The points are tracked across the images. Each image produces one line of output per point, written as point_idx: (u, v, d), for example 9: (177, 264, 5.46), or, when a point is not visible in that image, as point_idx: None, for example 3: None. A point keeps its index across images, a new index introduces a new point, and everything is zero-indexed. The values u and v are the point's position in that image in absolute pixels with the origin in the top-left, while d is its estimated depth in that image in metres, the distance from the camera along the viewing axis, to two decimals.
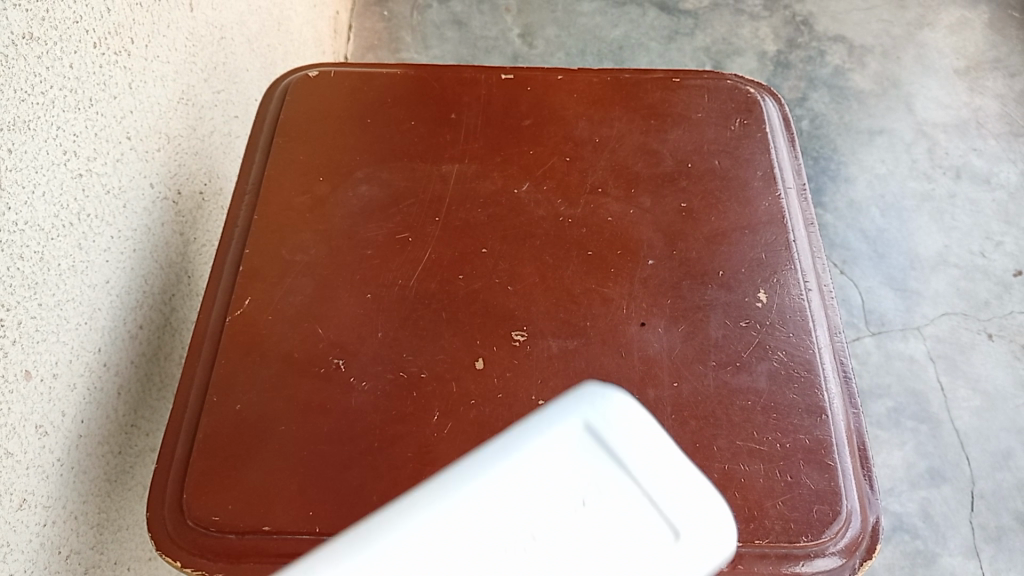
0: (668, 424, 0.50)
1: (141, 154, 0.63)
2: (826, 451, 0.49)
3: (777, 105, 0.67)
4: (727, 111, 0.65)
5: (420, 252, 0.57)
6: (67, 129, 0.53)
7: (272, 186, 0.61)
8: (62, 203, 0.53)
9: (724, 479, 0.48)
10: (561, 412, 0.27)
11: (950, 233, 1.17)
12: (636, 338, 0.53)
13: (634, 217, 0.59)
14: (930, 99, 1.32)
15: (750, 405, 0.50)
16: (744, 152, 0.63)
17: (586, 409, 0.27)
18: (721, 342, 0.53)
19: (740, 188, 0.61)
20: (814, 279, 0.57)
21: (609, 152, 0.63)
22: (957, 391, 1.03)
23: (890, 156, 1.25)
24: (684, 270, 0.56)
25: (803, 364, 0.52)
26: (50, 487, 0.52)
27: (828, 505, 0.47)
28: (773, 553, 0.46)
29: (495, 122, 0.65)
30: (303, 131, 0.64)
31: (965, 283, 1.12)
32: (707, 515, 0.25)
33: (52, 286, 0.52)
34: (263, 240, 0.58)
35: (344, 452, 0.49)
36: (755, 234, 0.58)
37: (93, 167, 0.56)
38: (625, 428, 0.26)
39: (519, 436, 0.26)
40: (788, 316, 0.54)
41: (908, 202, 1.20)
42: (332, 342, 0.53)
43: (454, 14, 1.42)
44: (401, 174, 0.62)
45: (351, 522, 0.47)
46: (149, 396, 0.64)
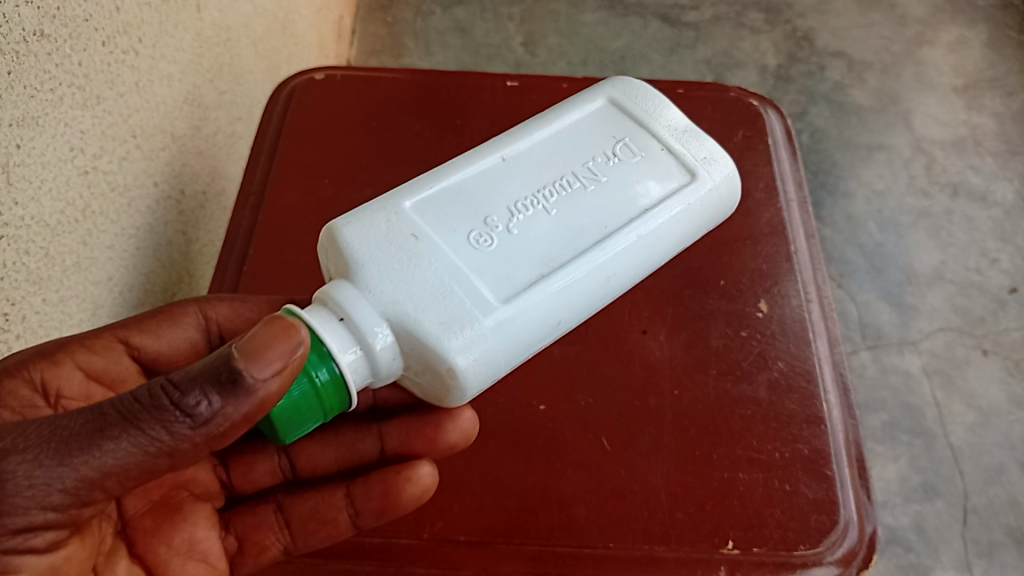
0: (668, 431, 0.50)
1: (146, 153, 0.63)
2: (825, 461, 0.49)
3: (780, 118, 0.68)
4: (730, 122, 0.66)
5: None
6: (75, 126, 0.53)
7: (277, 187, 0.61)
8: (68, 200, 0.53)
9: (723, 487, 0.48)
10: (596, 99, 0.50)
11: (947, 249, 1.18)
12: (638, 345, 0.54)
13: None
14: (929, 115, 1.33)
15: (750, 414, 0.51)
16: (746, 163, 0.63)
17: (611, 92, 0.50)
18: (721, 351, 0.53)
19: (742, 199, 0.61)
20: (814, 291, 0.57)
21: None
22: (951, 406, 1.03)
23: (888, 171, 1.26)
24: (686, 279, 0.57)
25: (803, 375, 0.52)
26: None
27: (826, 514, 0.47)
28: (771, 562, 0.46)
29: (500, 129, 0.65)
30: (308, 134, 0.65)
31: (961, 299, 1.13)
32: (703, 136, 0.48)
33: (56, 282, 0.52)
34: (268, 241, 0.58)
35: None
36: (757, 245, 0.59)
37: (99, 165, 0.56)
38: (635, 98, 0.49)
39: (564, 121, 0.48)
40: (789, 326, 0.55)
41: (905, 217, 1.21)
42: None
43: (457, 21, 1.42)
44: (406, 178, 0.62)
45: None
46: None
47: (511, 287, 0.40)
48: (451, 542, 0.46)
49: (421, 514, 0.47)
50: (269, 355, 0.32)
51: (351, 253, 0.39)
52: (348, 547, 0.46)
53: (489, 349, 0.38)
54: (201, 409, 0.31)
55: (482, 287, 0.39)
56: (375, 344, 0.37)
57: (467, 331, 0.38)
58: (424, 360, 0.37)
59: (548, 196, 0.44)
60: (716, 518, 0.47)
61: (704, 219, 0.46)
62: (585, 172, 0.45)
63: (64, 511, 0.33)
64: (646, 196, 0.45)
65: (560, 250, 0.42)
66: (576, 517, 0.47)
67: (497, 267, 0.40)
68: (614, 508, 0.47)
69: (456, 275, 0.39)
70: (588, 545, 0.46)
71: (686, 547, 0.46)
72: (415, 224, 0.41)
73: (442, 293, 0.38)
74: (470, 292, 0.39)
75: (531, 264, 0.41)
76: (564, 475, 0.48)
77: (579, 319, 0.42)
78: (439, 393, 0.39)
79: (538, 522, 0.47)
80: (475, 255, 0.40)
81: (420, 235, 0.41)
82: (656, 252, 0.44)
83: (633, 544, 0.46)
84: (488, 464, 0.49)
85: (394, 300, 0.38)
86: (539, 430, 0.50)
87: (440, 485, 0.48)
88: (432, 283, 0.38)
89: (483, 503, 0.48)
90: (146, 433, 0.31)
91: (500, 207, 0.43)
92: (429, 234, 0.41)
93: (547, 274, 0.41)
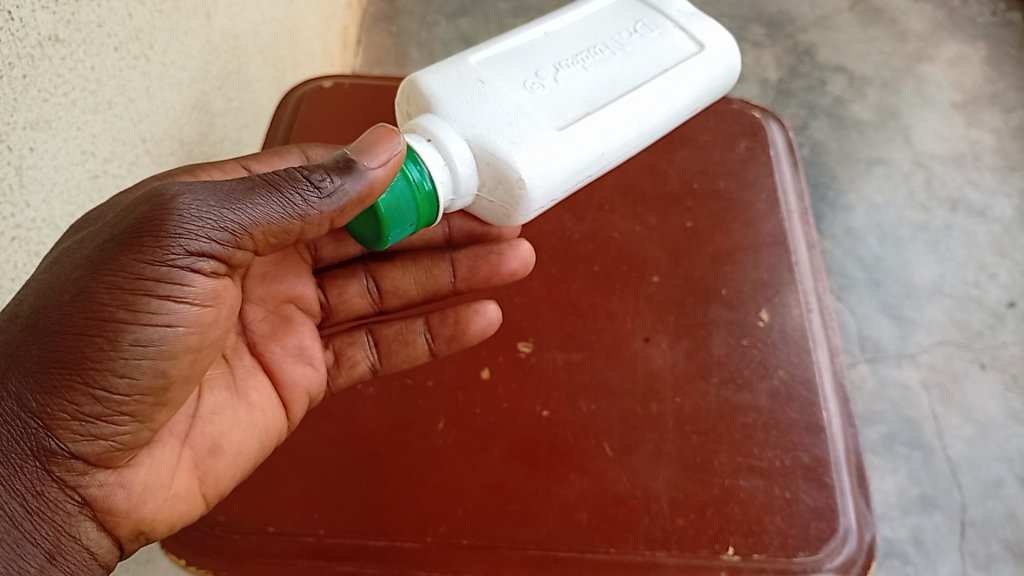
0: (670, 438, 0.51)
1: (154, 158, 0.64)
2: (824, 469, 0.50)
3: (783, 130, 0.69)
4: (733, 134, 0.67)
5: None
6: (87, 130, 0.54)
7: None
8: (78, 202, 0.53)
9: (724, 493, 0.48)
10: None
11: (946, 263, 1.18)
12: (641, 353, 0.54)
13: (641, 235, 0.60)
14: (929, 131, 1.34)
15: (751, 421, 0.51)
16: (749, 175, 0.64)
17: None
18: (723, 359, 0.54)
19: (744, 210, 0.62)
20: (815, 300, 0.58)
21: (617, 170, 0.64)
22: (949, 419, 1.04)
23: (888, 186, 1.27)
24: (689, 288, 0.57)
25: (803, 384, 0.53)
26: None
27: (825, 522, 0.48)
28: (771, 568, 0.46)
29: None
30: (316, 140, 0.65)
31: (959, 312, 1.13)
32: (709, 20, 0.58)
33: None
34: None
35: (352, 455, 0.50)
36: (759, 255, 0.59)
37: (108, 169, 0.57)
38: None
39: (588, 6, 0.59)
40: (789, 335, 0.55)
41: (904, 231, 1.22)
42: (341, 347, 0.54)
43: (461, 32, 1.44)
44: None
45: (355, 526, 0.47)
46: None
47: (558, 118, 0.50)
48: (454, 545, 0.47)
49: (424, 517, 0.48)
50: (377, 148, 0.40)
51: (432, 93, 0.50)
52: (351, 550, 0.47)
53: (541, 156, 0.48)
54: (325, 184, 0.39)
55: (540, 114, 0.50)
56: (463, 160, 0.47)
57: (527, 140, 0.48)
58: (494, 164, 0.47)
59: (585, 59, 0.55)
60: (717, 525, 0.47)
61: (709, 82, 0.57)
62: (613, 43, 0.56)
63: (221, 250, 0.38)
64: (667, 59, 0.55)
65: (599, 94, 0.52)
66: (578, 522, 0.48)
67: (552, 101, 0.51)
68: (616, 513, 0.48)
69: (523, 104, 0.50)
70: (589, 550, 0.47)
71: (687, 553, 0.47)
72: (488, 73, 0.52)
73: (511, 115, 0.49)
74: (530, 117, 0.49)
75: (576, 100, 0.51)
76: (567, 480, 0.49)
77: (616, 149, 0.52)
78: (506, 204, 0.49)
79: (541, 526, 0.47)
80: (534, 93, 0.51)
81: (491, 80, 0.52)
82: (680, 102, 0.55)
83: (634, 550, 0.47)
84: (491, 468, 0.49)
85: (474, 121, 0.48)
86: (542, 434, 0.51)
87: (443, 489, 0.49)
88: (503, 107, 0.49)
89: (486, 507, 0.48)
90: (283, 192, 0.38)
91: (547, 65, 0.54)
92: (498, 82, 0.52)
93: (588, 109, 0.51)
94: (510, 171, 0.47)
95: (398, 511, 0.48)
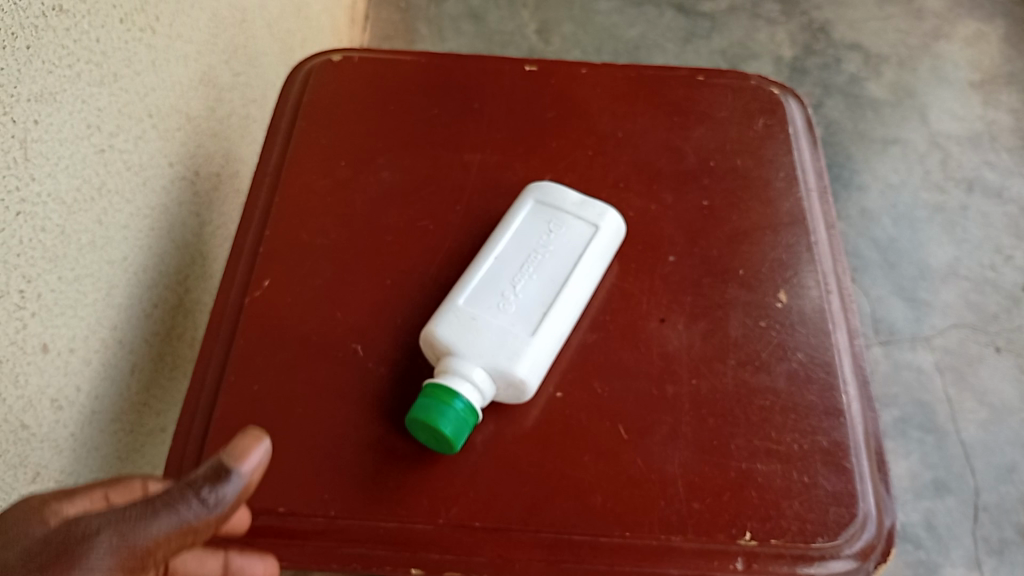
0: (686, 421, 0.50)
1: (161, 133, 0.63)
2: (843, 453, 0.49)
3: (801, 108, 0.67)
4: (751, 111, 0.65)
5: (440, 240, 0.57)
6: (92, 104, 0.53)
7: (293, 169, 0.61)
8: (84, 177, 0.52)
9: (741, 478, 0.48)
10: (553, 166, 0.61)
11: (961, 245, 1.17)
12: (656, 334, 0.53)
13: (657, 213, 0.59)
14: (945, 111, 1.32)
15: (769, 404, 0.50)
16: (767, 152, 0.63)
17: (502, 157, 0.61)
18: (740, 341, 0.53)
19: (762, 189, 0.60)
20: (834, 282, 0.57)
21: (632, 147, 0.63)
22: (963, 403, 1.03)
23: (903, 166, 1.26)
24: (706, 268, 0.56)
25: (822, 366, 0.52)
26: (64, 461, 0.52)
27: (844, 507, 0.47)
28: (789, 554, 0.46)
29: (518, 113, 0.65)
30: (325, 116, 0.64)
31: (974, 295, 1.12)
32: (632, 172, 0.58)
33: (71, 260, 0.52)
34: (283, 223, 0.58)
35: (362, 436, 0.49)
36: (777, 235, 0.58)
37: (115, 144, 0.56)
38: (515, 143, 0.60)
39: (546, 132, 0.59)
40: (808, 317, 0.54)
41: (919, 212, 1.20)
42: (350, 327, 0.53)
43: (471, 7, 1.41)
44: (422, 162, 0.61)
45: (366, 508, 0.47)
46: (160, 375, 0.64)
47: (540, 305, 0.50)
48: (466, 527, 0.46)
49: (436, 499, 0.47)
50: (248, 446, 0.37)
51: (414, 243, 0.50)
52: (362, 531, 0.46)
53: (537, 358, 0.48)
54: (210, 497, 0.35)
55: (525, 305, 0.50)
56: (479, 380, 0.47)
57: (520, 342, 0.48)
58: (496, 372, 0.47)
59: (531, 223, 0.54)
60: (734, 509, 0.47)
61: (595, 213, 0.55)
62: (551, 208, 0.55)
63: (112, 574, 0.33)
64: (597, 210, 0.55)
65: (572, 262, 0.52)
66: (592, 506, 0.47)
67: (533, 285, 0.51)
68: (631, 497, 0.47)
69: (507, 300, 0.50)
70: (604, 535, 0.46)
71: (704, 538, 0.46)
72: (471, 269, 0.52)
73: (498, 318, 0.49)
74: (515, 313, 0.49)
75: (554, 275, 0.51)
76: (581, 463, 0.48)
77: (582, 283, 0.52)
78: (512, 395, 0.49)
79: (554, 510, 0.47)
80: (517, 281, 0.51)
81: (473, 278, 0.51)
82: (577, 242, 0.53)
83: (649, 534, 0.46)
84: (504, 450, 0.48)
85: (466, 334, 0.48)
86: (555, 416, 0.50)
87: (455, 471, 0.48)
88: (491, 310, 0.49)
89: (499, 489, 0.47)
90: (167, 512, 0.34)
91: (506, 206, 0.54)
92: (482, 276, 0.51)
93: (565, 283, 0.51)
94: (513, 374, 0.47)
95: (410, 493, 0.47)
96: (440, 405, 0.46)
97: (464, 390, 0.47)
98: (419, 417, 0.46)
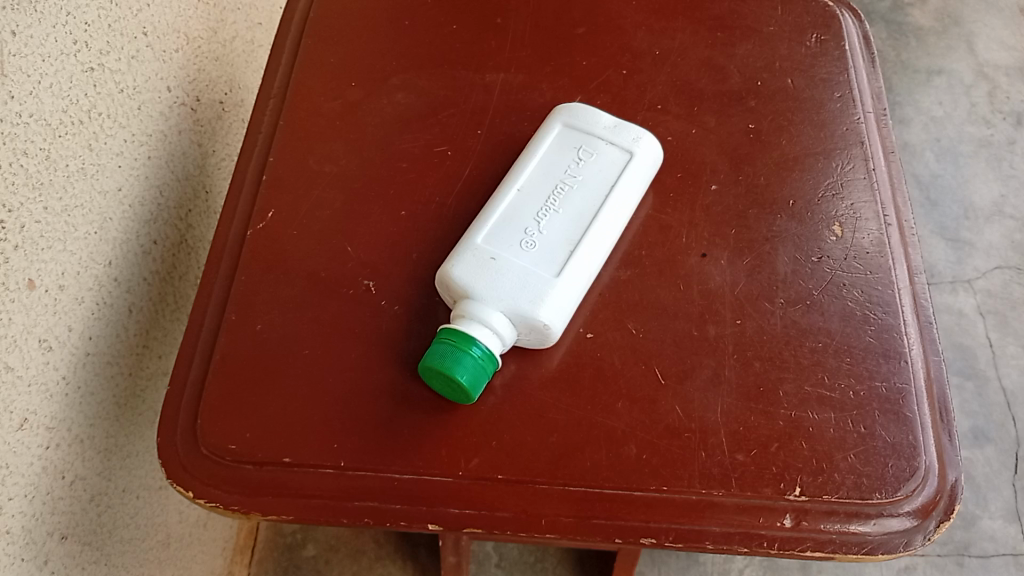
0: (729, 365, 0.45)
1: (158, 54, 0.57)
2: (904, 401, 0.44)
3: (858, 22, 0.60)
4: (802, 26, 0.59)
5: (459, 167, 0.52)
6: (78, 16, 0.47)
7: (299, 89, 0.56)
8: (71, 97, 0.47)
9: (790, 427, 0.43)
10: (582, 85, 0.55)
11: (1008, 182, 1.10)
12: (697, 271, 0.48)
13: (697, 138, 0.53)
14: (994, 39, 1.24)
15: (821, 347, 0.46)
16: (820, 72, 0.57)
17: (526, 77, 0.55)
18: (789, 278, 0.48)
19: (814, 112, 0.55)
20: (894, 213, 0.51)
21: (670, 66, 0.57)
22: (1006, 348, 0.98)
23: (948, 98, 1.18)
24: (751, 198, 0.51)
25: (881, 307, 0.47)
26: (54, 407, 0.48)
27: (904, 461, 0.43)
28: (842, 511, 0.42)
29: (544, 28, 0.59)
30: (333, 32, 0.59)
31: (1020, 235, 1.06)
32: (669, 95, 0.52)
33: (58, 189, 0.47)
34: (288, 148, 0.53)
35: (374, 379, 0.45)
36: (831, 162, 0.52)
37: (106, 62, 0.51)
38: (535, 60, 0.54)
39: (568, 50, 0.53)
40: (864, 253, 0.49)
41: (964, 147, 1.14)
42: (362, 262, 0.48)
43: None
44: (440, 82, 0.56)
45: (379, 457, 0.43)
46: (162, 316, 0.60)
47: (566, 243, 0.45)
48: (488, 479, 0.42)
49: (455, 449, 0.43)
50: None
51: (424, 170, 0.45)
52: (376, 483, 0.43)
53: (562, 302, 0.43)
54: None
55: (549, 243, 0.45)
56: (499, 326, 0.42)
57: (543, 285, 0.43)
58: (517, 317, 0.43)
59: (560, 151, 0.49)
60: (782, 462, 0.42)
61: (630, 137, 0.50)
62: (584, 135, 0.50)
63: None
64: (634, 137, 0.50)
65: (603, 193, 0.47)
66: (626, 457, 0.43)
67: (559, 220, 0.46)
68: (668, 448, 0.43)
69: (530, 237, 0.45)
70: (639, 488, 0.42)
71: (749, 492, 0.42)
72: (490, 205, 0.47)
73: (520, 258, 0.44)
74: (538, 253, 0.44)
75: (583, 209, 0.46)
76: (614, 410, 0.44)
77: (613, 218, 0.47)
78: (535, 341, 0.44)
79: (584, 461, 0.43)
80: (540, 216, 0.46)
81: (492, 213, 0.47)
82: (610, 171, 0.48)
83: (688, 488, 0.42)
84: (530, 396, 0.44)
85: (484, 276, 0.43)
86: (586, 359, 0.45)
87: (477, 419, 0.44)
88: (511, 249, 0.44)
89: (524, 438, 0.43)
90: None
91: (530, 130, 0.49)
92: (502, 211, 0.47)
93: (594, 218, 0.46)
94: (535, 320, 0.43)
95: (427, 442, 0.43)
96: (457, 352, 0.42)
97: (482, 337, 0.42)
98: (434, 365, 0.42)
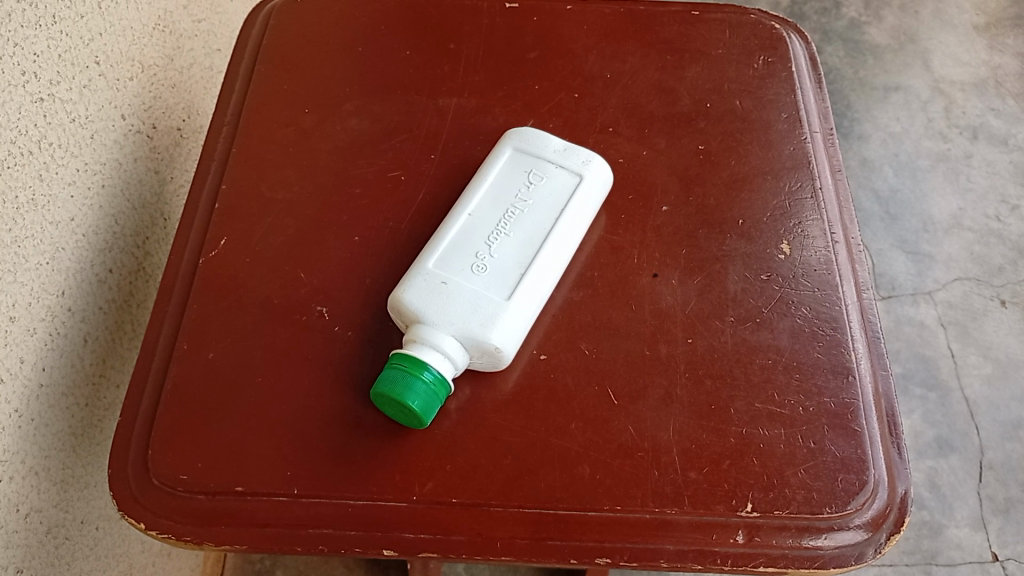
0: (681, 384, 0.46)
1: (111, 82, 0.57)
2: (852, 416, 0.45)
3: (804, 44, 0.62)
4: (750, 48, 0.60)
5: (411, 192, 0.52)
6: (27, 47, 0.47)
7: (251, 117, 0.56)
8: (20, 128, 0.47)
9: (741, 444, 0.44)
10: None
11: (965, 195, 1.13)
12: (648, 290, 0.49)
13: (648, 160, 0.54)
14: (949, 55, 1.27)
15: (770, 364, 0.46)
16: (768, 92, 0.58)
17: None
18: (739, 296, 0.49)
19: (763, 131, 0.56)
20: (840, 230, 0.52)
21: (621, 88, 0.58)
22: (967, 358, 1.00)
23: (905, 113, 1.21)
24: (702, 218, 0.52)
25: (829, 323, 0.48)
26: (7, 439, 0.47)
27: (854, 474, 0.43)
28: (794, 525, 0.42)
29: (497, 53, 0.60)
30: (288, 59, 0.59)
31: (979, 247, 1.08)
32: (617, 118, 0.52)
33: (8, 219, 0.47)
34: (241, 176, 0.53)
35: (328, 406, 0.45)
36: (779, 181, 0.53)
37: (56, 93, 0.51)
38: None
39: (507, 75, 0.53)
40: (811, 270, 0.50)
41: (922, 161, 1.16)
42: (314, 288, 0.49)
43: None
44: (394, 108, 0.56)
45: (333, 483, 0.43)
46: (119, 344, 0.59)
47: (516, 267, 0.45)
48: (442, 504, 0.42)
49: (409, 474, 0.43)
50: None
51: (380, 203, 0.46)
52: (329, 510, 0.42)
53: (512, 324, 0.44)
54: None
55: (499, 266, 0.45)
56: (451, 350, 0.43)
57: (494, 307, 0.43)
58: (468, 340, 0.43)
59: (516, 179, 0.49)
60: (734, 479, 0.43)
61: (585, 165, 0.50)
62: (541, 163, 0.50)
63: None
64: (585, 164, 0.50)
65: (553, 216, 0.48)
66: (580, 478, 0.43)
67: (508, 244, 0.46)
68: (621, 467, 0.43)
69: (480, 261, 0.45)
70: (592, 509, 0.42)
71: (701, 510, 0.42)
72: (441, 229, 0.48)
73: (470, 282, 0.44)
74: (489, 276, 0.45)
75: (532, 233, 0.47)
76: (568, 432, 0.44)
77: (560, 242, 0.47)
78: (488, 363, 0.44)
79: (538, 482, 0.43)
80: (490, 239, 0.46)
81: (443, 238, 0.47)
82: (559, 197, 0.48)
83: (641, 507, 0.42)
84: (484, 420, 0.44)
85: (434, 300, 0.44)
86: (540, 381, 0.46)
87: (431, 445, 0.44)
88: (462, 273, 0.45)
89: (478, 461, 0.43)
90: None
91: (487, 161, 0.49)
92: (453, 236, 0.47)
93: (543, 243, 0.46)
94: (485, 343, 0.43)
95: (381, 468, 0.43)
96: (408, 377, 0.42)
97: (433, 361, 0.42)
98: (385, 391, 0.42)
